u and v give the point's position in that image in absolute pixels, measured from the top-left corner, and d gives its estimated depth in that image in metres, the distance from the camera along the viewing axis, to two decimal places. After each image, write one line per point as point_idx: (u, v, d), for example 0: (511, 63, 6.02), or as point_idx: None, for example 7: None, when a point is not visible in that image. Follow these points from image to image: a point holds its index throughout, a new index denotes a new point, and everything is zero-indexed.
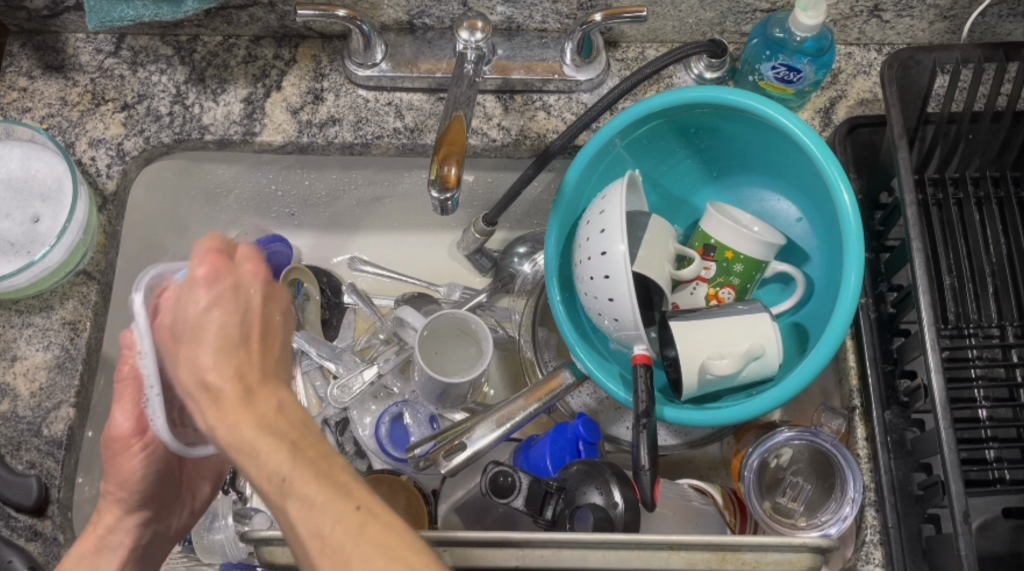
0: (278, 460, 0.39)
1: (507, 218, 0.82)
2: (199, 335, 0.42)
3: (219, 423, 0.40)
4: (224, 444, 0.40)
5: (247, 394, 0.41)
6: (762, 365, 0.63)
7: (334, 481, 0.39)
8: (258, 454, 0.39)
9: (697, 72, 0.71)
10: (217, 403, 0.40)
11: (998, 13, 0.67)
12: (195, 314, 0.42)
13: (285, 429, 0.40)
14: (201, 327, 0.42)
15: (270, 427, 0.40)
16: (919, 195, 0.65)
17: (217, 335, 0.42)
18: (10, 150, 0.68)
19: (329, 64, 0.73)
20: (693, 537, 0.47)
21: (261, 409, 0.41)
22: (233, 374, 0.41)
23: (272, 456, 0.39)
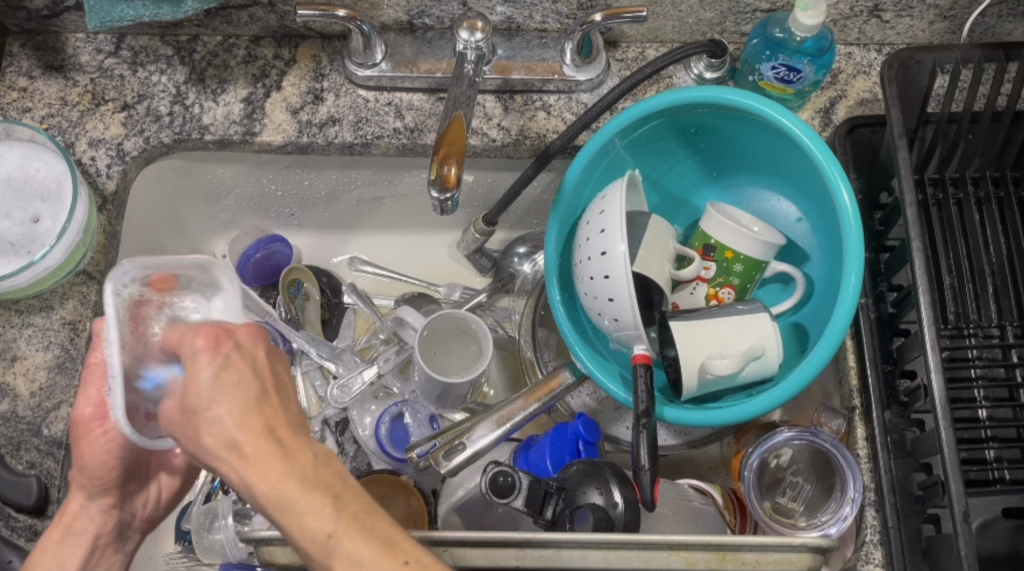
0: (322, 519, 0.38)
1: (507, 218, 0.82)
2: (212, 400, 0.40)
3: (260, 484, 0.39)
4: (264, 504, 0.39)
5: (281, 448, 0.39)
6: (762, 365, 0.63)
7: (383, 537, 0.38)
8: (302, 514, 0.38)
9: (697, 72, 0.71)
10: (254, 463, 0.39)
11: (999, 13, 0.67)
12: (202, 382, 0.41)
13: (326, 484, 0.39)
14: (214, 391, 0.40)
15: (311, 481, 0.39)
16: (919, 195, 0.65)
17: (228, 398, 0.40)
18: (10, 150, 0.68)
19: (329, 63, 0.73)
20: (693, 536, 0.47)
21: (300, 463, 0.39)
22: (263, 431, 0.40)
23: (315, 516, 0.38)
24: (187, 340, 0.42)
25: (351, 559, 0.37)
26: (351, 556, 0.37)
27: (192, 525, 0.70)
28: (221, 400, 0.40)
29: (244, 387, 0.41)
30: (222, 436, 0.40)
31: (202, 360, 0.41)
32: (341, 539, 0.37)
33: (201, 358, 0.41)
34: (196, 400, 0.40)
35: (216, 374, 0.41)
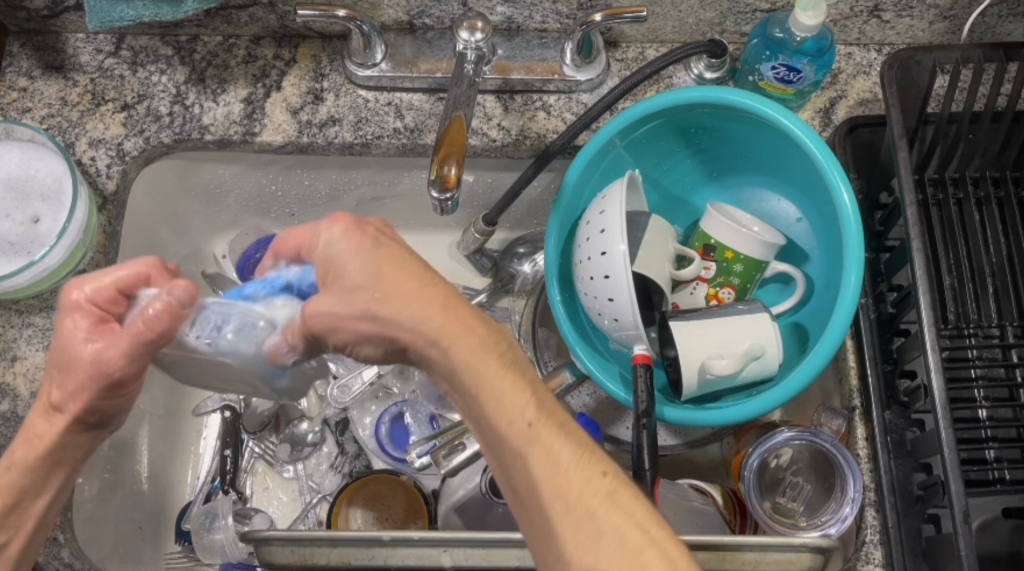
0: (522, 406, 0.42)
1: (507, 218, 0.81)
2: (377, 278, 0.45)
3: (465, 361, 0.43)
4: (463, 378, 0.43)
5: (474, 329, 0.44)
6: (762, 365, 0.62)
7: (574, 436, 0.42)
8: (506, 396, 0.42)
9: (697, 72, 0.71)
10: (455, 344, 0.44)
11: (998, 13, 0.67)
12: (361, 277, 0.45)
13: (521, 373, 0.44)
14: (373, 274, 0.45)
15: (510, 368, 0.44)
16: (919, 195, 0.65)
17: (393, 283, 0.45)
18: (10, 150, 0.68)
19: (329, 64, 0.73)
20: (693, 537, 0.48)
21: (493, 345, 0.44)
22: (456, 318, 0.44)
23: (515, 401, 0.42)
24: (316, 236, 0.47)
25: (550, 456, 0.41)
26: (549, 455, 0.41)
27: (192, 525, 0.70)
28: (414, 303, 0.44)
29: (431, 288, 0.45)
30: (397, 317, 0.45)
31: (349, 250, 0.46)
32: (544, 435, 0.42)
33: (345, 245, 0.46)
34: (360, 284, 0.45)
35: (359, 259, 0.45)
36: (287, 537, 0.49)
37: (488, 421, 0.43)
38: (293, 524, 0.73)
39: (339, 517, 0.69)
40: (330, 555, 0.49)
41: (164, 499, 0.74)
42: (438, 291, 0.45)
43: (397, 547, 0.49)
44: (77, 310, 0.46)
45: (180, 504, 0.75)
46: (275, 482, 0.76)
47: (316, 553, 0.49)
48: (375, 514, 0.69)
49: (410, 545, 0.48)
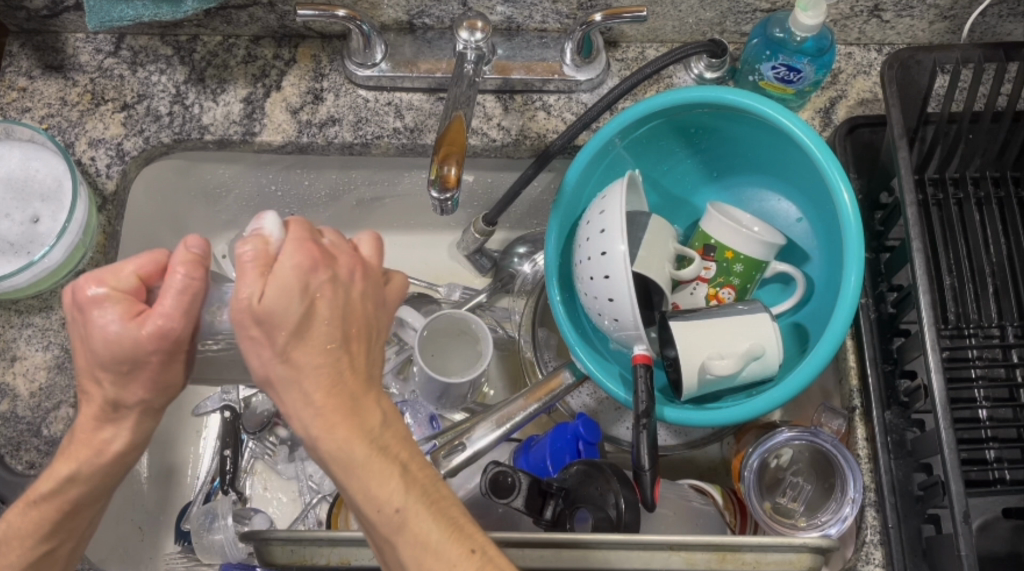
0: (391, 490, 0.42)
1: (507, 218, 0.81)
2: (275, 312, 0.42)
3: (327, 441, 0.42)
4: (326, 458, 0.42)
5: (353, 408, 0.43)
6: (762, 365, 0.62)
7: (445, 517, 0.43)
8: (362, 464, 0.42)
9: (697, 72, 0.71)
10: (326, 427, 0.42)
11: (999, 13, 0.67)
12: (272, 292, 0.42)
13: (392, 457, 0.43)
14: (283, 299, 0.42)
15: (381, 453, 0.43)
16: (919, 195, 0.65)
17: (292, 314, 0.42)
18: (9, 150, 0.68)
19: (329, 64, 0.73)
20: (692, 536, 0.48)
21: (369, 424, 0.43)
22: (339, 391, 0.43)
23: (383, 486, 0.42)
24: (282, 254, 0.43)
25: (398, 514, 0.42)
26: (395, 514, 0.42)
27: (192, 526, 0.69)
28: (301, 365, 0.42)
29: (326, 352, 0.43)
30: (292, 370, 0.42)
31: (287, 272, 0.42)
32: (391, 494, 0.42)
33: (286, 270, 0.42)
34: (273, 315, 0.42)
35: (290, 287, 0.42)
36: (287, 537, 0.49)
37: (357, 503, 0.42)
38: (294, 524, 0.73)
39: (339, 517, 0.68)
40: (331, 555, 0.49)
41: (164, 499, 0.74)
42: (327, 355, 0.43)
43: None
44: (86, 301, 0.44)
45: (180, 504, 0.75)
46: (275, 483, 0.76)
47: (316, 553, 0.49)
48: None
49: None
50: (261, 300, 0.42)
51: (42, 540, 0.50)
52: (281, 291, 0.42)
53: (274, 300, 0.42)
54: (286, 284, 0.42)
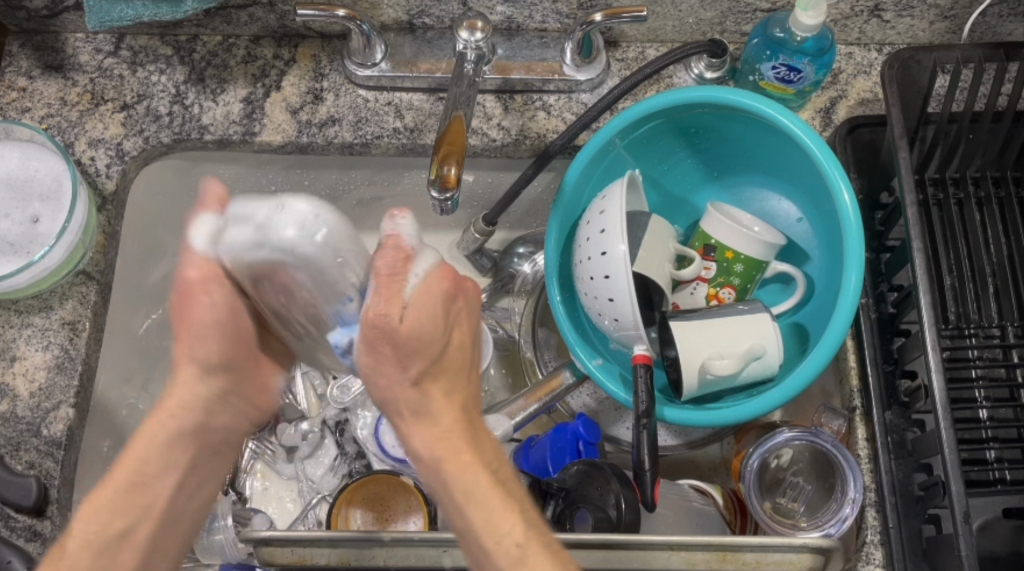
0: (512, 526, 0.43)
1: (507, 218, 0.81)
2: (409, 335, 0.42)
3: (451, 472, 0.44)
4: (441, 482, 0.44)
5: (472, 438, 0.45)
6: (763, 365, 0.62)
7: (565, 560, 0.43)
8: (464, 480, 0.43)
9: (697, 72, 0.71)
10: (449, 459, 0.44)
11: (999, 13, 0.67)
12: (413, 322, 0.42)
13: (512, 492, 0.44)
14: (433, 318, 0.42)
15: (499, 485, 0.44)
16: (920, 195, 0.65)
17: (421, 330, 0.42)
18: (10, 150, 0.67)
19: (329, 63, 0.72)
20: (692, 537, 0.48)
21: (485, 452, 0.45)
22: (464, 423, 0.45)
23: (504, 520, 0.43)
24: (433, 290, 0.43)
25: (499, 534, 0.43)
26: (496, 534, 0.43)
27: None
28: (424, 391, 0.44)
29: (453, 381, 0.46)
30: (422, 425, 0.45)
31: (424, 297, 0.42)
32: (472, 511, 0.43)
33: (432, 296, 0.43)
34: (415, 343, 0.42)
35: (435, 318, 0.42)
36: (287, 537, 0.50)
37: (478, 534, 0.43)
38: (294, 524, 0.73)
39: (339, 518, 0.68)
40: (330, 555, 0.50)
41: None
42: (454, 383, 0.46)
43: (397, 547, 0.50)
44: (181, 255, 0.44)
45: None
46: (275, 483, 0.76)
47: (316, 553, 0.50)
48: (375, 515, 0.68)
49: (410, 546, 0.50)
50: (405, 332, 0.42)
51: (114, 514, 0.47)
52: (424, 297, 0.42)
53: (417, 329, 0.42)
54: (429, 310, 0.42)
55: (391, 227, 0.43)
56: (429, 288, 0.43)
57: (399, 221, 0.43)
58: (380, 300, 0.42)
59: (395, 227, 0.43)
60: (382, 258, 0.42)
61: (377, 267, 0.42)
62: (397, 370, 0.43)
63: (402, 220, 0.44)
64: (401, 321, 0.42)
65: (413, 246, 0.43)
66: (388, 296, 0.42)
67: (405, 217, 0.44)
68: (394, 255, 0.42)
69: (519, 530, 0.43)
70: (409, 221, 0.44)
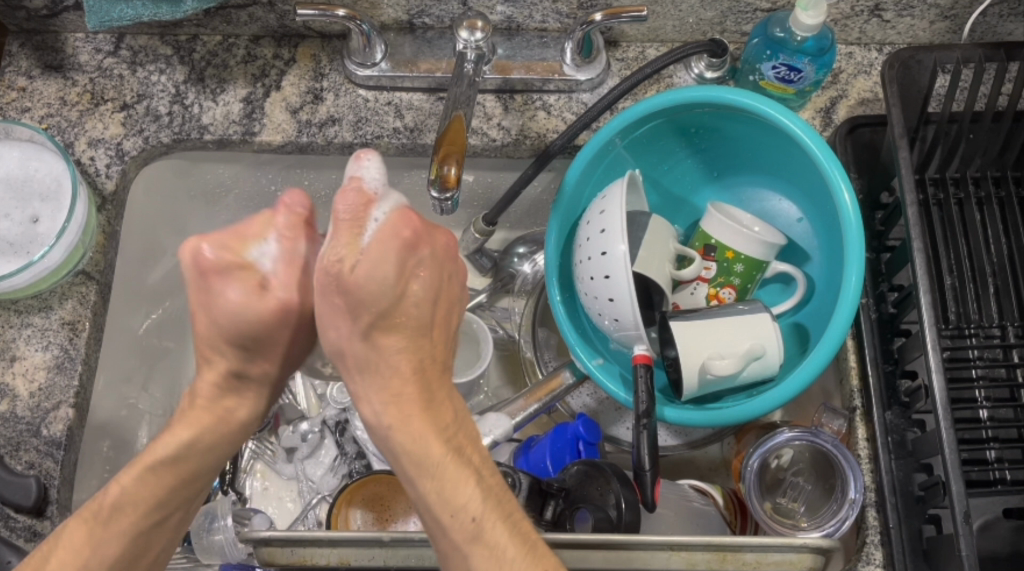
0: (468, 499, 0.47)
1: (507, 218, 0.81)
2: (359, 282, 0.45)
3: (402, 434, 0.49)
4: (398, 449, 0.49)
5: (428, 404, 0.50)
6: (763, 365, 0.62)
7: (520, 534, 0.47)
8: (417, 444, 0.48)
9: (697, 72, 0.71)
10: (400, 425, 0.49)
11: (999, 13, 0.67)
12: (363, 271, 0.45)
13: (466, 462, 0.49)
14: (386, 266, 0.45)
15: (454, 453, 0.49)
16: (920, 195, 0.65)
17: (374, 274, 0.45)
18: (9, 150, 0.67)
19: (329, 63, 0.72)
20: (693, 537, 0.48)
21: (440, 416, 0.50)
22: (421, 386, 0.50)
23: (459, 491, 0.47)
24: (393, 235, 0.45)
25: (453, 505, 0.47)
26: (451, 504, 0.47)
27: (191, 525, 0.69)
28: (378, 347, 0.49)
29: (409, 340, 0.49)
30: (385, 393, 0.50)
31: (379, 242, 0.45)
32: (425, 475, 0.48)
33: (386, 240, 0.45)
34: (363, 290, 0.46)
35: (390, 266, 0.45)
36: (286, 537, 0.50)
37: (431, 505, 0.48)
38: (294, 524, 0.73)
39: (339, 518, 0.68)
40: (330, 555, 0.50)
41: None
42: (410, 340, 0.49)
43: (397, 547, 0.51)
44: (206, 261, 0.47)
45: None
46: (275, 483, 0.76)
47: (316, 554, 0.50)
48: (374, 515, 0.68)
49: (410, 546, 0.51)
50: (355, 277, 0.45)
51: (157, 512, 0.53)
52: (381, 242, 0.45)
53: (367, 277, 0.45)
54: (381, 254, 0.45)
55: (355, 172, 0.47)
56: (386, 233, 0.45)
57: (365, 164, 0.47)
58: (337, 244, 0.45)
59: (361, 170, 0.47)
60: (345, 202, 0.46)
61: (337, 211, 0.46)
62: (350, 321, 0.48)
63: (365, 164, 0.47)
64: (355, 268, 0.45)
65: (375, 191, 0.47)
66: (344, 239, 0.45)
67: (370, 160, 0.47)
68: (356, 199, 0.46)
69: (473, 504, 0.47)
70: (373, 163, 0.48)
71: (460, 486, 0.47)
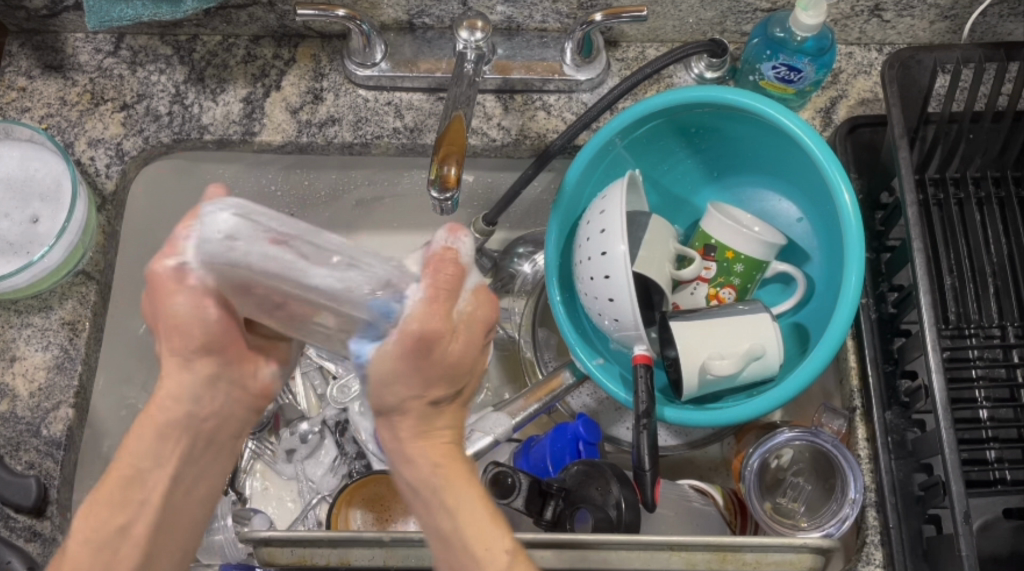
0: (504, 541, 0.44)
1: (507, 219, 0.81)
2: (452, 362, 0.44)
3: (437, 472, 0.45)
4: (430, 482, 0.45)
5: (462, 455, 0.48)
6: (763, 365, 0.62)
7: None
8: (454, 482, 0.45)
9: (697, 72, 0.71)
10: (448, 485, 0.45)
11: (999, 13, 0.67)
12: (456, 352, 0.44)
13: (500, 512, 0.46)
14: (473, 348, 0.45)
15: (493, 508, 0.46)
16: (920, 195, 0.64)
17: (464, 358, 0.44)
18: (9, 150, 0.67)
19: (329, 63, 0.72)
20: (693, 537, 0.48)
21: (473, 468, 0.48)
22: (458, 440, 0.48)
23: (496, 535, 0.45)
24: (479, 318, 0.45)
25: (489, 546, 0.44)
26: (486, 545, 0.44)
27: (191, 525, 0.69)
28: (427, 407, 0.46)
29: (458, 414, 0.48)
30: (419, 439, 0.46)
31: (470, 323, 0.44)
32: (458, 508, 0.45)
33: (478, 322, 0.45)
34: (455, 370, 0.44)
35: (477, 346, 0.45)
36: (286, 537, 0.50)
37: (466, 540, 0.44)
38: (294, 524, 0.73)
39: (339, 518, 0.68)
40: (330, 555, 0.50)
41: None
42: (463, 409, 0.48)
43: (397, 547, 0.50)
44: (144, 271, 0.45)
45: None
46: (275, 483, 0.76)
47: (316, 553, 0.50)
48: (374, 515, 0.68)
49: (411, 547, 0.50)
50: (446, 352, 0.43)
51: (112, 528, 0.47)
52: (472, 322, 0.44)
53: (460, 356, 0.44)
54: (472, 336, 0.44)
55: (449, 242, 0.43)
56: (477, 315, 0.45)
57: (457, 236, 0.43)
58: (431, 313, 0.42)
59: (455, 240, 0.43)
60: (435, 271, 0.42)
61: (430, 280, 0.42)
62: (422, 388, 0.45)
63: (459, 238, 0.44)
64: (449, 344, 0.43)
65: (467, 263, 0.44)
66: (436, 310, 0.42)
67: (464, 235, 0.44)
68: (450, 269, 0.42)
69: (512, 542, 0.44)
70: (466, 240, 0.44)
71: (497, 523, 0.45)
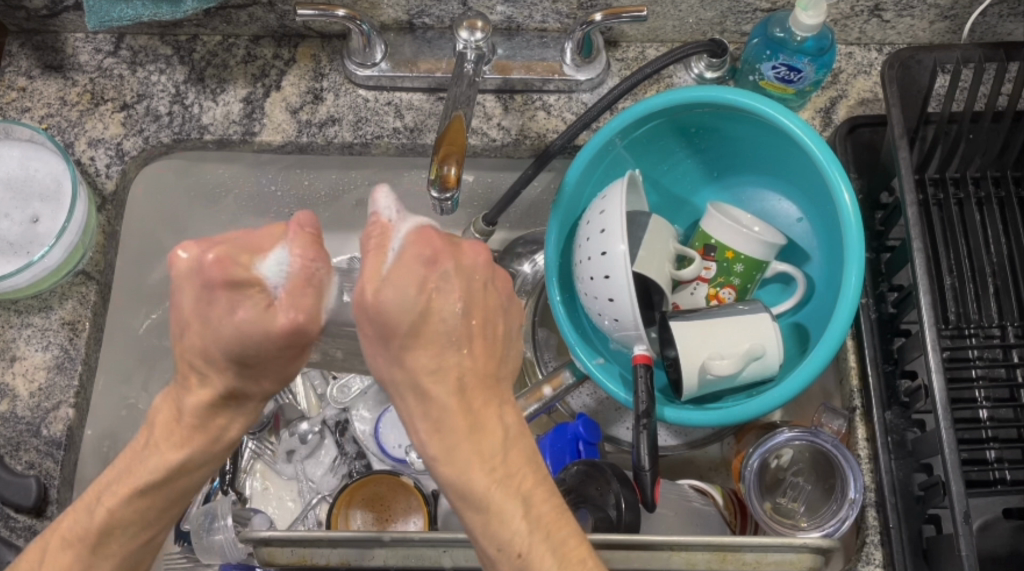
0: (516, 528, 0.46)
1: (507, 219, 0.81)
2: (387, 310, 0.45)
3: (447, 454, 0.47)
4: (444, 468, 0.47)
5: (473, 424, 0.47)
6: (763, 365, 0.62)
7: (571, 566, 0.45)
8: (461, 468, 0.46)
9: (697, 72, 0.71)
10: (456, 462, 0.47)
11: (999, 13, 0.67)
12: (390, 299, 0.45)
13: (513, 486, 0.47)
14: (408, 290, 0.45)
15: (501, 483, 0.47)
16: (920, 195, 0.64)
17: (401, 299, 0.45)
18: (9, 150, 0.67)
19: (329, 64, 0.72)
20: (693, 537, 0.48)
21: (487, 433, 0.47)
22: (466, 403, 0.47)
23: (507, 521, 0.46)
24: (414, 258, 0.46)
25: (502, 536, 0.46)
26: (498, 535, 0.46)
27: (191, 525, 0.69)
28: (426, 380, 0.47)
29: (450, 360, 0.47)
30: (431, 419, 0.47)
31: (401, 266, 0.46)
32: (469, 496, 0.46)
33: (412, 264, 0.46)
34: (391, 314, 0.45)
35: (409, 286, 0.45)
36: (286, 537, 0.50)
37: (479, 532, 0.46)
38: (294, 524, 0.73)
39: (339, 518, 0.68)
40: (330, 555, 0.50)
41: None
42: (450, 364, 0.47)
43: (397, 547, 0.50)
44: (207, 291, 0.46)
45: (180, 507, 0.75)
46: (275, 483, 0.76)
47: (316, 553, 0.50)
48: (374, 515, 0.68)
49: (410, 546, 0.50)
50: (382, 303, 0.45)
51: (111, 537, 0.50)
52: (400, 265, 0.46)
53: (391, 300, 0.45)
54: (402, 279, 0.46)
55: (372, 207, 0.48)
56: (409, 258, 0.46)
57: (379, 199, 0.48)
58: (364, 272, 0.46)
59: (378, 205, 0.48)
60: (368, 237, 0.47)
61: (366, 249, 0.47)
62: (392, 356, 0.47)
63: (381, 200, 0.48)
64: (378, 293, 0.45)
65: (391, 220, 0.48)
66: (368, 271, 0.46)
67: (384, 196, 0.48)
68: (377, 232, 0.47)
69: (519, 535, 0.45)
70: (388, 199, 0.48)
71: (502, 510, 0.46)
